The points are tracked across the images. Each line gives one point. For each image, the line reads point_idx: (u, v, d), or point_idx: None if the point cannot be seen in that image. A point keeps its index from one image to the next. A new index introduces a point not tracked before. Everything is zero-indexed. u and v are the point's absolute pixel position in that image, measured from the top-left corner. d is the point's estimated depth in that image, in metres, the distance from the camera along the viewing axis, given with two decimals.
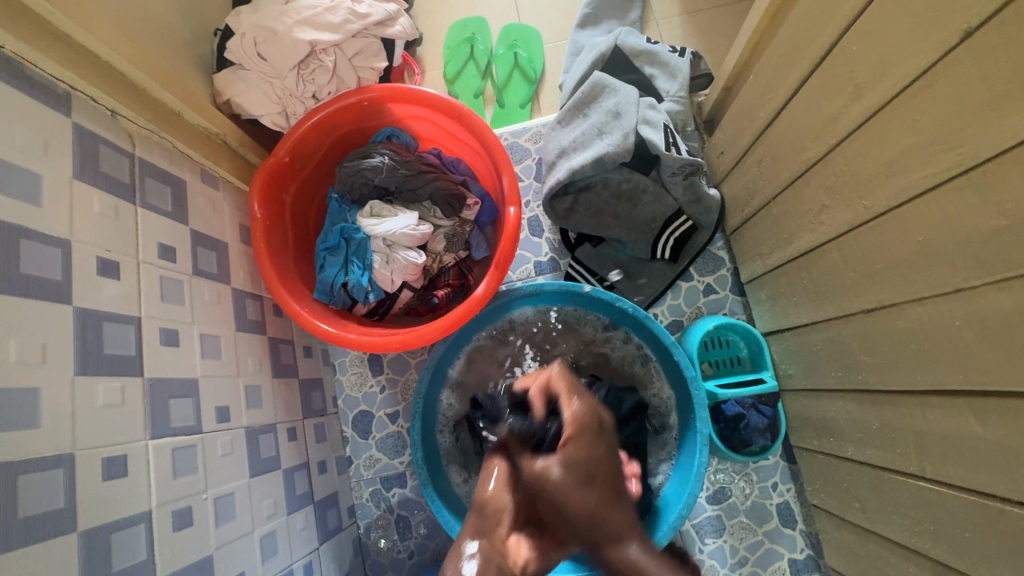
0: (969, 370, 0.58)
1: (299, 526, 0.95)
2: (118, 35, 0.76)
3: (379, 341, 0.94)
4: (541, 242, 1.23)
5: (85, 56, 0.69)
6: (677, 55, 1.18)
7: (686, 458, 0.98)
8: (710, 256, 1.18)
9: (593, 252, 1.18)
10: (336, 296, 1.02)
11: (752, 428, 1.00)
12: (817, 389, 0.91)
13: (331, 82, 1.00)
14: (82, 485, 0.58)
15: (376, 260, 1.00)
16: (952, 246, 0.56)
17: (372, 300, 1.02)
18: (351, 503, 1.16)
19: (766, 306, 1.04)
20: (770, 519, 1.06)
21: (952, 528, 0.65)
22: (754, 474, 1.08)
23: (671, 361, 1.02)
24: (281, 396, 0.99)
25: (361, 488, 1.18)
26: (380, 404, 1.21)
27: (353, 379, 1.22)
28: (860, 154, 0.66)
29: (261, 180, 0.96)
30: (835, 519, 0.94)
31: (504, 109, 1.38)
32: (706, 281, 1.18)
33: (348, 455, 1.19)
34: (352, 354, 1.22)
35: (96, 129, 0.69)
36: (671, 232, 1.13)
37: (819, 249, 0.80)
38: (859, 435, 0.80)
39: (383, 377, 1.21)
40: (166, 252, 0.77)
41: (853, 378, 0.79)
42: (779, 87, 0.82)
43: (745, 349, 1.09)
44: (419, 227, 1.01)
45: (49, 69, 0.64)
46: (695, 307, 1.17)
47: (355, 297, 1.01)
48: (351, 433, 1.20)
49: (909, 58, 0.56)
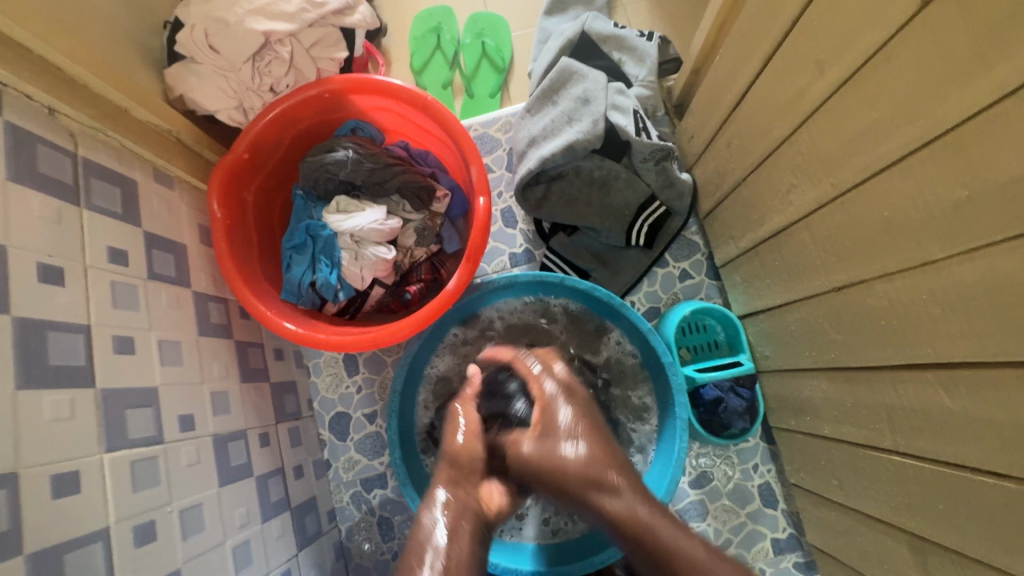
0: (936, 343, 0.58)
1: (275, 534, 0.92)
2: (52, 27, 0.71)
3: (350, 340, 0.91)
4: (514, 234, 1.21)
5: (16, 50, 0.65)
6: (645, 40, 1.17)
7: (666, 444, 0.98)
8: (684, 241, 1.18)
9: (568, 241, 1.17)
10: (304, 296, 0.99)
11: (731, 411, 1.00)
12: (792, 370, 0.91)
13: (288, 74, 0.97)
14: (28, 505, 0.55)
15: (344, 258, 0.97)
16: (916, 220, 0.55)
17: (342, 298, 0.99)
18: (331, 507, 1.14)
19: (741, 289, 1.04)
20: (752, 500, 1.06)
21: (926, 500, 0.66)
22: (735, 456, 1.08)
23: (648, 348, 1.01)
24: (251, 401, 0.96)
25: (341, 491, 1.16)
26: (357, 404, 1.18)
27: (328, 380, 1.19)
28: (825, 131, 0.65)
29: (219, 178, 0.92)
30: (814, 497, 0.94)
31: (473, 100, 1.35)
32: (681, 266, 1.17)
33: (326, 458, 1.16)
34: (326, 355, 1.19)
35: (30, 126, 0.65)
36: (644, 219, 1.12)
37: (790, 229, 0.79)
38: (835, 413, 0.81)
39: (359, 377, 1.19)
40: (117, 257, 0.73)
41: (826, 357, 0.79)
42: (745, 67, 0.81)
43: (722, 333, 1.09)
44: (387, 221, 0.98)
45: None
46: (671, 293, 1.17)
47: (324, 296, 0.98)
48: (328, 435, 1.17)
49: (869, 31, 0.55)
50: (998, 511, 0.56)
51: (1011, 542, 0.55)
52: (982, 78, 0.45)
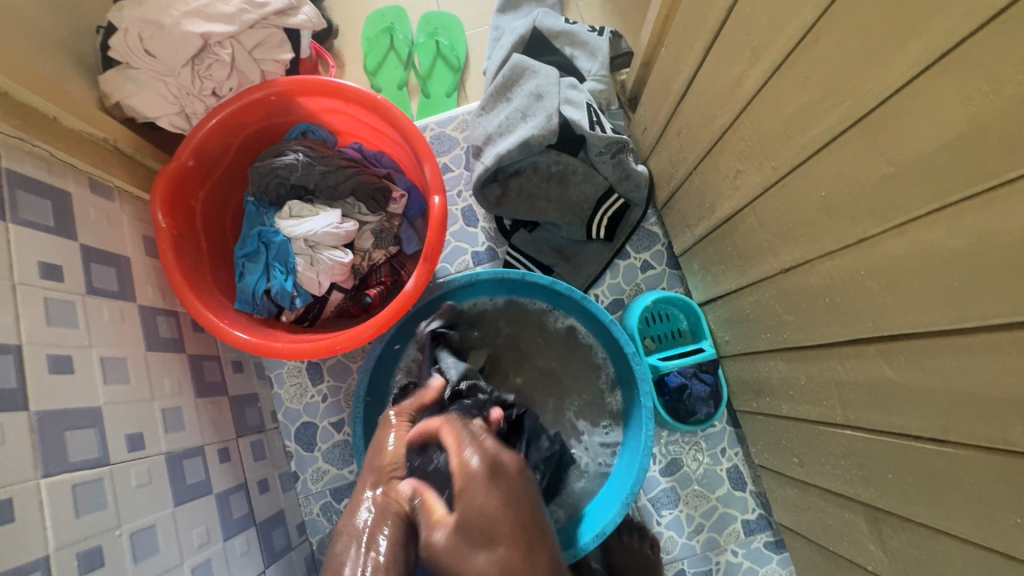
0: (876, 317, 0.60)
1: (239, 551, 0.89)
2: None
3: (307, 347, 0.89)
4: (476, 232, 1.20)
5: None
6: (596, 35, 1.18)
7: (634, 436, 0.98)
8: (644, 233, 1.19)
9: (529, 237, 1.17)
10: (259, 304, 0.96)
11: (695, 397, 1.01)
12: (750, 353, 0.93)
13: (230, 77, 0.94)
14: None
15: (299, 263, 0.95)
16: (851, 199, 0.57)
17: (299, 305, 0.97)
18: (300, 520, 1.11)
19: (699, 277, 1.06)
20: (721, 483, 1.08)
21: (878, 471, 0.68)
22: (703, 442, 1.10)
23: (611, 339, 1.02)
24: (208, 416, 0.93)
25: (311, 503, 1.13)
26: (324, 413, 1.15)
27: (292, 391, 1.16)
28: (764, 116, 0.67)
29: (162, 186, 0.89)
30: (778, 476, 0.96)
31: (429, 99, 1.34)
32: (642, 257, 1.19)
33: (294, 470, 1.14)
34: (288, 365, 1.16)
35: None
36: (603, 212, 1.13)
37: (739, 215, 0.81)
38: (791, 392, 0.83)
39: (324, 386, 1.16)
40: (50, 272, 0.70)
41: (780, 338, 0.81)
42: (689, 56, 0.82)
43: (685, 321, 1.11)
44: (343, 224, 0.96)
45: None
46: (634, 284, 1.18)
47: (280, 303, 0.96)
48: (294, 446, 1.14)
49: (796, 16, 0.56)
50: (942, 476, 0.58)
51: (956, 505, 0.57)
52: (899, 57, 0.47)
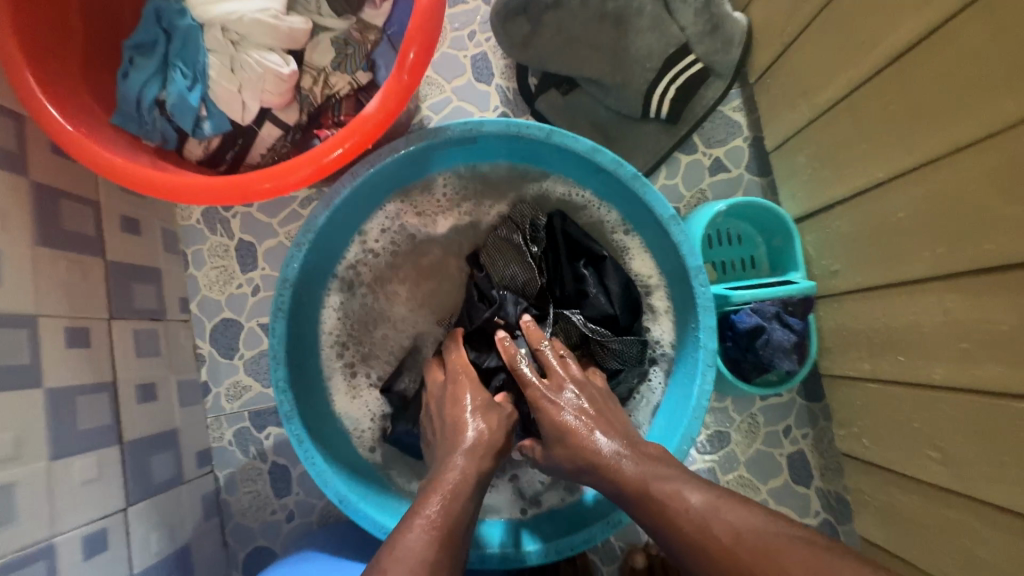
0: None
1: (78, 479, 0.61)
2: None
3: (207, 184, 0.59)
4: (489, 92, 0.86)
5: None
6: None
7: (684, 373, 0.68)
8: (721, 118, 0.85)
9: (562, 102, 0.83)
10: (149, 123, 0.64)
11: (774, 347, 0.69)
12: (881, 286, 0.61)
13: None
14: None
15: (213, 65, 0.62)
16: None
17: (210, 133, 0.65)
18: (204, 447, 0.82)
19: (804, 177, 0.71)
20: (778, 473, 0.78)
21: None
22: (760, 416, 0.79)
23: (665, 248, 0.68)
24: (54, 277, 0.62)
25: (222, 426, 0.84)
26: (252, 311, 0.85)
27: (212, 276, 0.85)
28: None
29: None
30: (883, 475, 0.66)
31: None
32: (714, 154, 0.84)
33: (204, 381, 0.84)
34: (211, 241, 0.85)
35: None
36: (672, 78, 0.80)
37: (953, 28, 0.47)
38: (965, 343, 0.52)
39: (256, 274, 0.85)
40: None
41: (981, 253, 0.49)
42: None
43: (763, 247, 0.78)
44: (288, 18, 0.63)
45: None
46: (697, 190, 0.84)
47: (179, 125, 0.64)
48: (208, 350, 0.84)
49: None
50: None
51: None
52: None
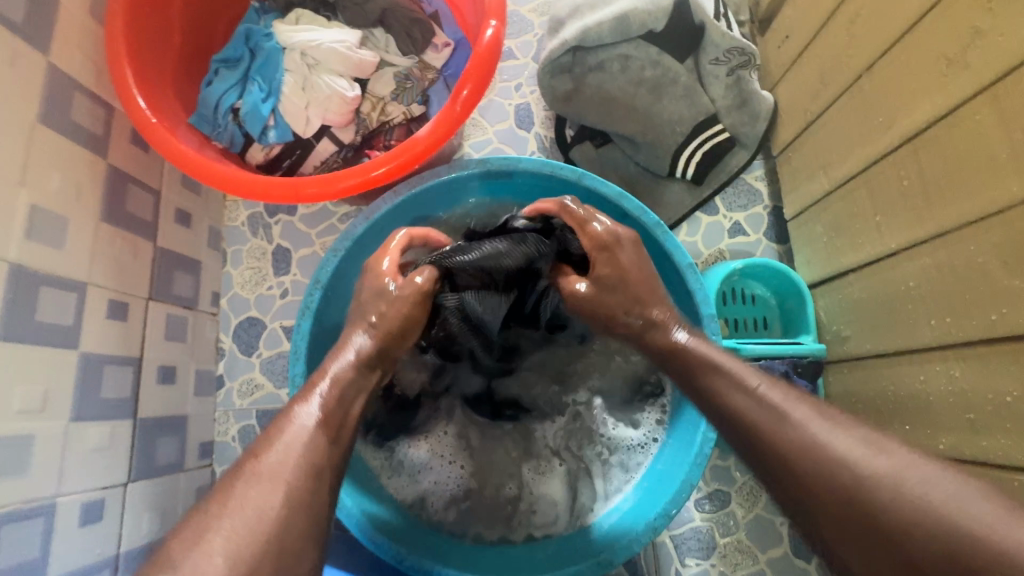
0: None
1: (92, 445, 0.63)
2: None
3: (262, 182, 0.65)
4: (528, 138, 0.93)
5: None
6: None
7: (688, 417, 0.68)
8: (743, 187, 0.89)
9: (595, 154, 0.89)
10: (221, 126, 0.71)
11: None
12: (891, 354, 0.62)
13: None
14: None
15: (287, 82, 0.70)
16: None
17: (272, 141, 0.72)
18: (207, 440, 0.83)
19: (820, 245, 0.74)
20: (778, 543, 0.77)
21: None
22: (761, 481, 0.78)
23: (679, 294, 0.71)
24: (110, 253, 0.67)
25: (228, 421, 0.85)
26: (278, 313, 0.88)
27: (246, 276, 0.90)
28: None
29: None
30: None
31: None
32: (734, 217, 0.88)
33: (219, 374, 0.87)
34: (252, 243, 0.90)
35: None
36: (699, 143, 0.86)
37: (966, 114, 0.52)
38: (973, 416, 0.53)
39: (287, 279, 0.89)
40: None
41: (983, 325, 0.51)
42: None
43: (775, 309, 0.80)
44: (360, 51, 0.72)
45: None
46: (716, 249, 0.88)
47: (248, 131, 0.71)
48: (229, 345, 0.88)
49: None
50: None
51: None
52: None
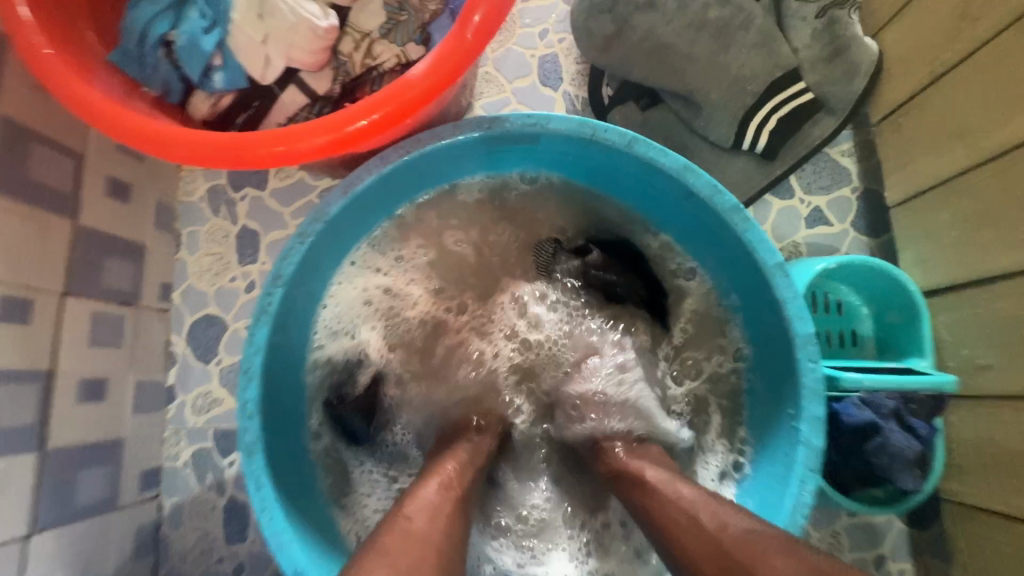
0: None
1: None
2: None
3: (196, 139, 0.48)
4: (555, 98, 0.73)
5: None
6: None
7: (779, 472, 0.52)
8: (826, 164, 0.70)
9: (641, 119, 0.70)
10: (153, 68, 0.54)
11: (893, 452, 0.52)
12: None
13: None
14: None
15: (237, 7, 0.52)
16: None
17: (221, 88, 0.54)
18: (152, 467, 0.67)
19: (947, 242, 0.57)
20: None
21: None
22: (846, 537, 0.61)
23: (762, 303, 0.53)
24: None
25: (179, 443, 0.69)
26: (241, 310, 0.72)
27: (204, 264, 0.72)
28: None
29: None
30: None
31: None
32: (813, 201, 0.70)
33: (169, 385, 0.70)
34: (210, 224, 0.73)
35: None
36: (775, 105, 0.67)
37: None
38: None
39: (254, 269, 0.72)
40: None
41: None
42: None
43: (869, 323, 0.62)
44: None
45: None
46: (791, 241, 0.69)
47: (187, 74, 0.54)
48: (182, 349, 0.71)
49: None
50: None
51: None
52: None
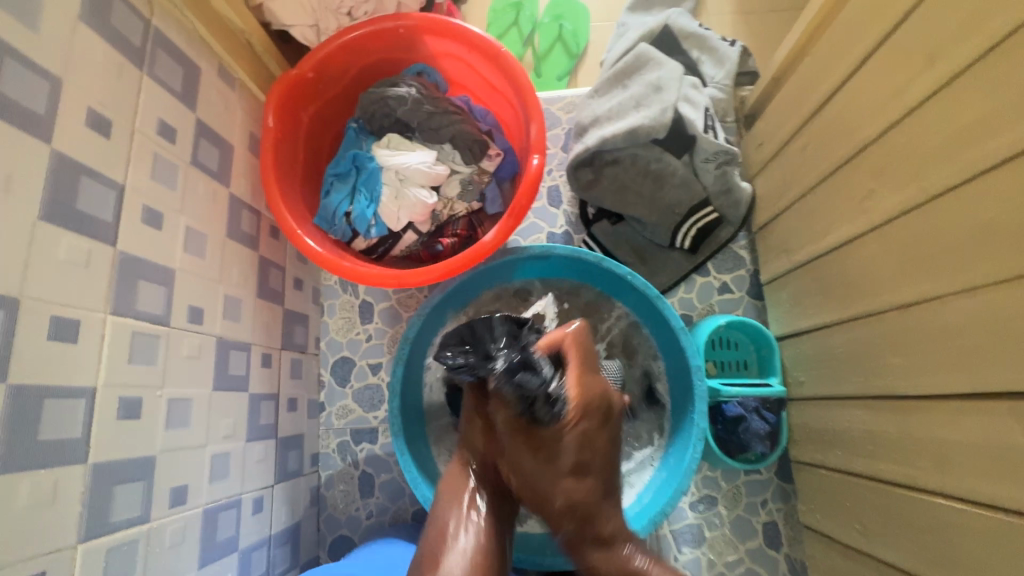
0: (1011, 370, 0.53)
1: (255, 457, 0.88)
2: None
3: (375, 272, 0.90)
4: (557, 214, 1.18)
5: None
6: (727, 45, 1.14)
7: (678, 446, 0.93)
8: (730, 254, 1.13)
9: (610, 229, 1.13)
10: (336, 225, 0.97)
11: (750, 433, 0.94)
12: (827, 397, 0.85)
13: (369, 3, 0.97)
14: (23, 338, 0.51)
15: (384, 194, 0.95)
16: (1020, 226, 0.50)
17: (374, 235, 0.97)
18: (315, 451, 1.09)
19: (785, 308, 0.97)
20: (754, 536, 0.99)
21: (971, 553, 0.59)
22: (742, 487, 1.01)
23: (676, 348, 0.96)
24: (261, 319, 0.93)
25: (329, 437, 1.11)
26: (364, 352, 1.14)
27: (340, 323, 1.15)
28: (923, 132, 0.61)
29: (278, 91, 0.91)
30: (826, 542, 0.87)
31: (541, 80, 1.35)
32: (722, 278, 1.12)
33: (322, 401, 1.12)
34: (343, 298, 1.16)
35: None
36: (694, 222, 1.08)
37: None
38: (870, 447, 0.74)
39: (371, 326, 1.15)
40: (166, 131, 0.72)
41: (875, 385, 0.72)
42: (837, 66, 0.77)
43: (753, 354, 1.03)
44: (435, 166, 0.96)
45: None
46: (707, 303, 1.12)
47: (357, 229, 0.96)
48: (328, 378, 1.13)
49: (998, 16, 0.51)
50: None
51: None
52: None
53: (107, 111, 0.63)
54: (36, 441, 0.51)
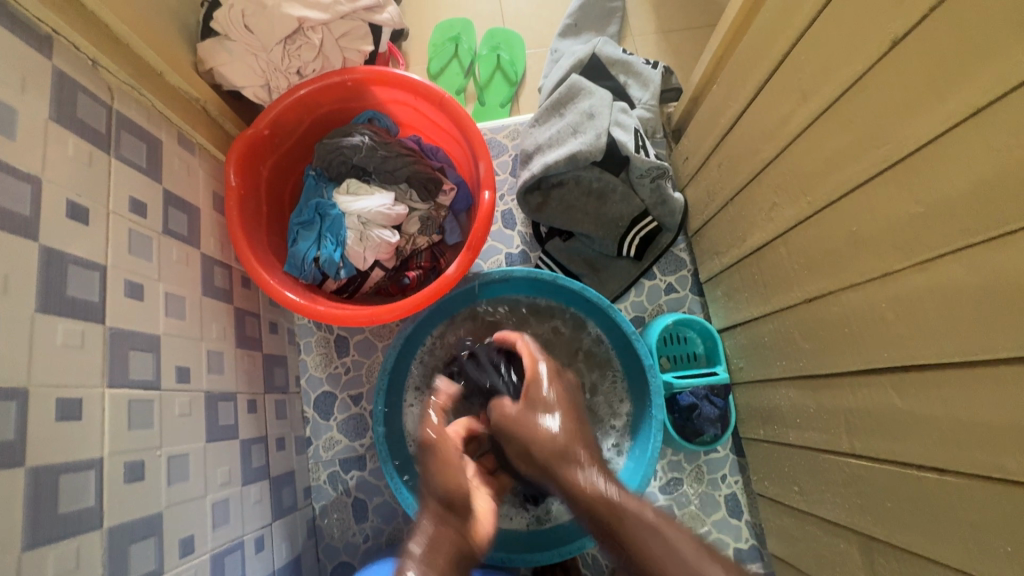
0: (889, 348, 0.64)
1: (252, 499, 0.93)
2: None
3: (349, 314, 0.95)
4: (512, 235, 1.27)
5: (85, 17, 0.71)
6: (650, 67, 1.25)
7: (643, 443, 1.02)
8: (672, 257, 1.24)
9: (563, 245, 1.22)
10: (307, 270, 1.03)
11: (704, 418, 1.05)
12: (762, 380, 0.97)
13: (316, 60, 1.03)
14: (34, 422, 0.55)
15: (349, 237, 1.02)
16: (879, 234, 0.62)
17: (343, 276, 1.03)
18: (307, 485, 1.15)
19: (721, 303, 1.09)
20: (718, 509, 1.10)
21: (877, 500, 0.70)
22: (703, 466, 1.12)
23: (631, 350, 1.06)
24: (243, 367, 0.98)
25: (319, 469, 1.16)
26: (344, 385, 1.20)
27: (317, 360, 1.20)
28: (805, 156, 0.72)
29: (237, 150, 0.96)
30: (775, 505, 0.99)
31: (484, 108, 1.43)
32: (667, 280, 1.23)
33: (308, 436, 1.17)
34: (317, 335, 1.21)
35: (61, 63, 0.67)
36: (637, 231, 1.18)
37: None
38: (799, 420, 0.86)
39: (348, 359, 1.21)
40: (137, 207, 0.76)
41: (795, 366, 0.85)
42: (738, 94, 0.89)
43: (701, 346, 1.14)
44: (394, 207, 1.03)
45: (48, 20, 0.65)
46: (656, 304, 1.23)
47: (326, 272, 1.02)
48: (312, 413, 1.18)
49: (846, 66, 0.62)
50: (940, 506, 0.61)
51: (950, 532, 0.60)
52: (938, 108, 0.52)
53: (84, 200, 0.67)
54: (56, 515, 0.56)
